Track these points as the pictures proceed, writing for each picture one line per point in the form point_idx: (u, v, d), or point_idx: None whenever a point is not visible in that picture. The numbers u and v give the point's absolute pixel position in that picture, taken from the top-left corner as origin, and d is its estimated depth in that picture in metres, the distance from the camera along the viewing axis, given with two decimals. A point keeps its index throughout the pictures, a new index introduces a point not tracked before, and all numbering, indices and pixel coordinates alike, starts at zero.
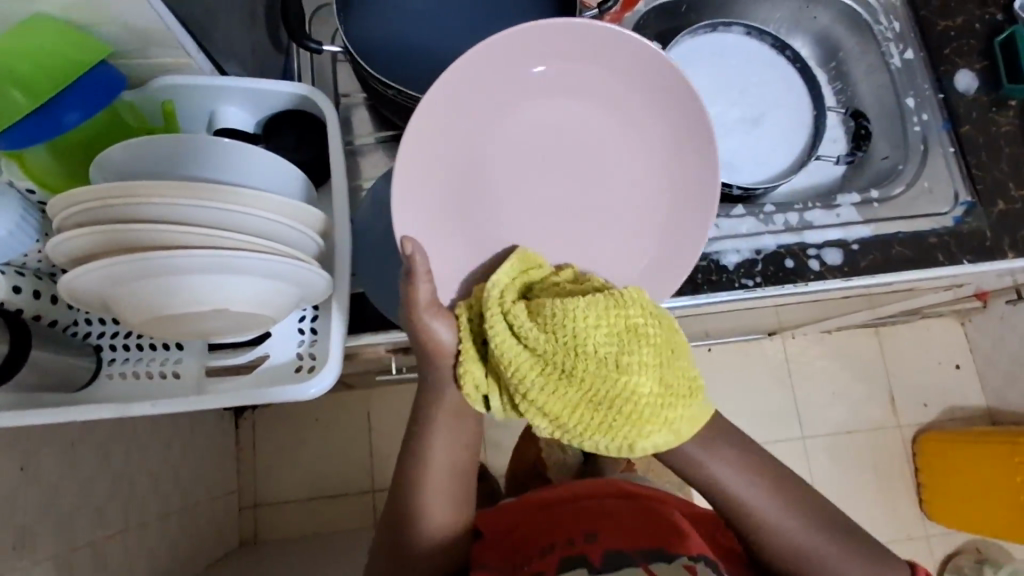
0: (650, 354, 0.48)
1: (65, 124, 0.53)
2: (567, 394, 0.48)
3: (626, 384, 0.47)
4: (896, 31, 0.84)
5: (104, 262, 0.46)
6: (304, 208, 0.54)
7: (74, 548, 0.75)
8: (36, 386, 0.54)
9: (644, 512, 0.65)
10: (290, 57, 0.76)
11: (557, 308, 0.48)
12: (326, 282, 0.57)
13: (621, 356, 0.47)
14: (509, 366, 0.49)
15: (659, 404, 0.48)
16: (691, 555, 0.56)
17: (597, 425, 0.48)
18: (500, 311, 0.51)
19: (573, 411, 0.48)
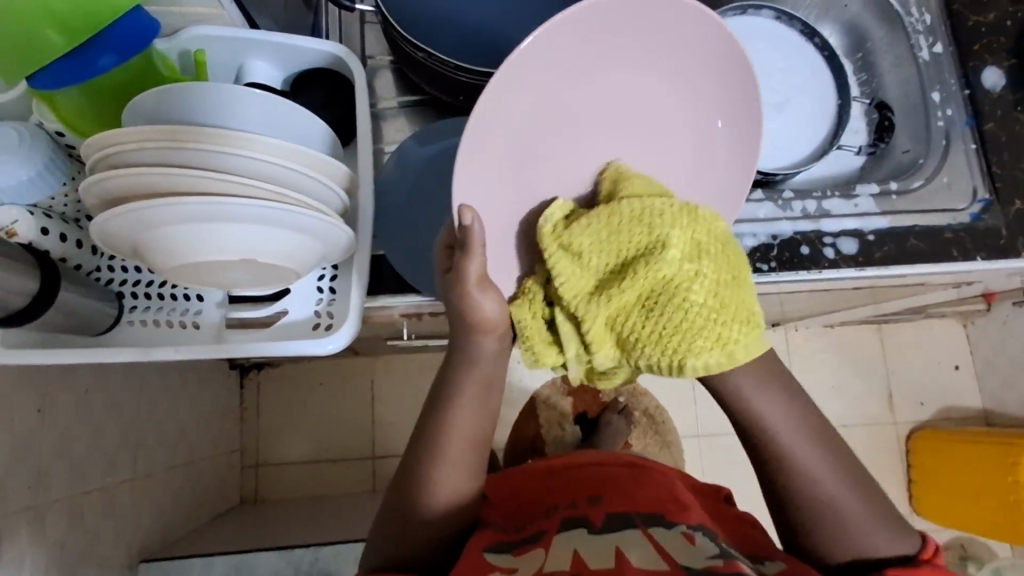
0: (711, 267, 0.48)
1: (99, 69, 0.54)
2: (626, 303, 0.48)
3: (686, 293, 0.47)
4: (926, 23, 0.83)
5: (133, 205, 0.47)
6: (331, 162, 0.55)
7: (85, 492, 0.77)
8: (61, 326, 0.55)
9: (646, 482, 0.67)
10: (318, 15, 0.74)
11: (633, 208, 0.50)
12: (349, 237, 0.57)
13: (683, 264, 0.48)
14: (574, 258, 0.50)
15: (711, 317, 0.47)
16: (690, 524, 0.57)
17: (647, 329, 0.48)
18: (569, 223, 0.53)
19: (632, 321, 0.48)
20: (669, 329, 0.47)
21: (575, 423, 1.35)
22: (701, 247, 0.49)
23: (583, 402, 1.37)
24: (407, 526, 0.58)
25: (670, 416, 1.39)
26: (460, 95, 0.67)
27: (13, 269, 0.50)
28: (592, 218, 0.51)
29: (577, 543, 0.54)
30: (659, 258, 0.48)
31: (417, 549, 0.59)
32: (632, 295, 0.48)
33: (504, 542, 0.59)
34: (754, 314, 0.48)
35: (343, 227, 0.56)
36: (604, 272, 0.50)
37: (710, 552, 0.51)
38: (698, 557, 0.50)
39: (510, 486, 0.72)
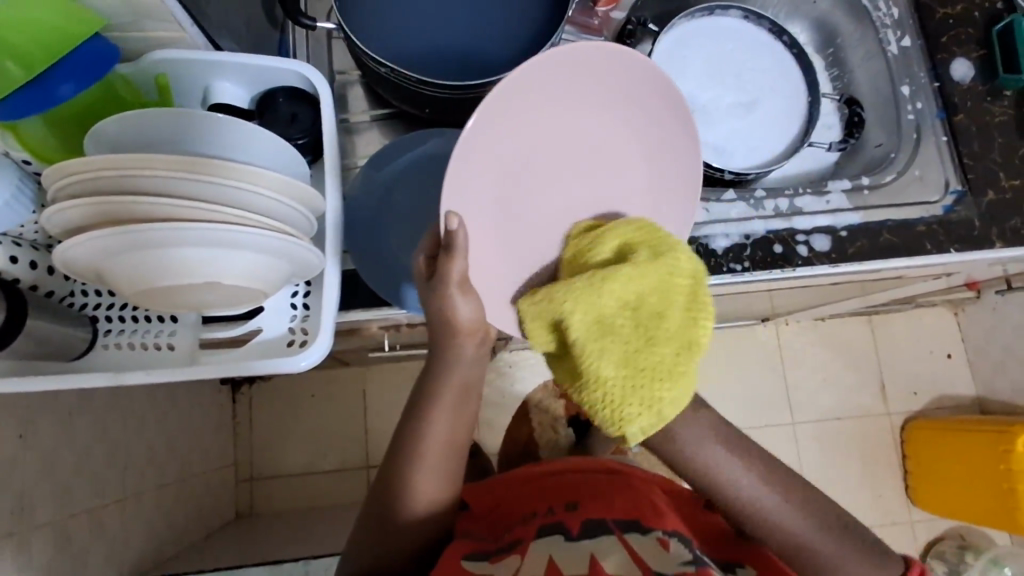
0: (636, 333, 0.47)
1: (59, 96, 0.54)
2: (650, 317, 0.48)
3: (618, 371, 0.46)
4: (894, 17, 0.83)
5: (99, 231, 0.47)
6: (300, 184, 0.55)
7: (72, 515, 0.77)
8: (34, 354, 0.55)
9: (623, 488, 0.68)
10: (285, 34, 0.75)
11: (655, 350, 0.46)
12: (321, 258, 0.58)
13: (645, 300, 0.48)
14: (590, 366, 0.47)
15: (642, 384, 0.45)
16: (666, 530, 0.59)
17: (612, 400, 0.46)
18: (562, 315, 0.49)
19: (634, 337, 0.47)
20: (687, 343, 0.47)
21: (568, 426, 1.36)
22: (655, 249, 0.51)
23: None
24: (387, 528, 0.60)
25: None
26: (427, 108, 0.67)
27: None
28: (606, 329, 0.48)
29: (552, 551, 0.56)
30: (610, 288, 0.49)
31: (400, 547, 0.61)
32: (628, 337, 0.47)
33: (481, 551, 0.60)
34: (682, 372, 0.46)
35: (313, 247, 0.57)
36: (615, 325, 0.48)
37: (682, 559, 0.54)
38: (671, 564, 0.53)
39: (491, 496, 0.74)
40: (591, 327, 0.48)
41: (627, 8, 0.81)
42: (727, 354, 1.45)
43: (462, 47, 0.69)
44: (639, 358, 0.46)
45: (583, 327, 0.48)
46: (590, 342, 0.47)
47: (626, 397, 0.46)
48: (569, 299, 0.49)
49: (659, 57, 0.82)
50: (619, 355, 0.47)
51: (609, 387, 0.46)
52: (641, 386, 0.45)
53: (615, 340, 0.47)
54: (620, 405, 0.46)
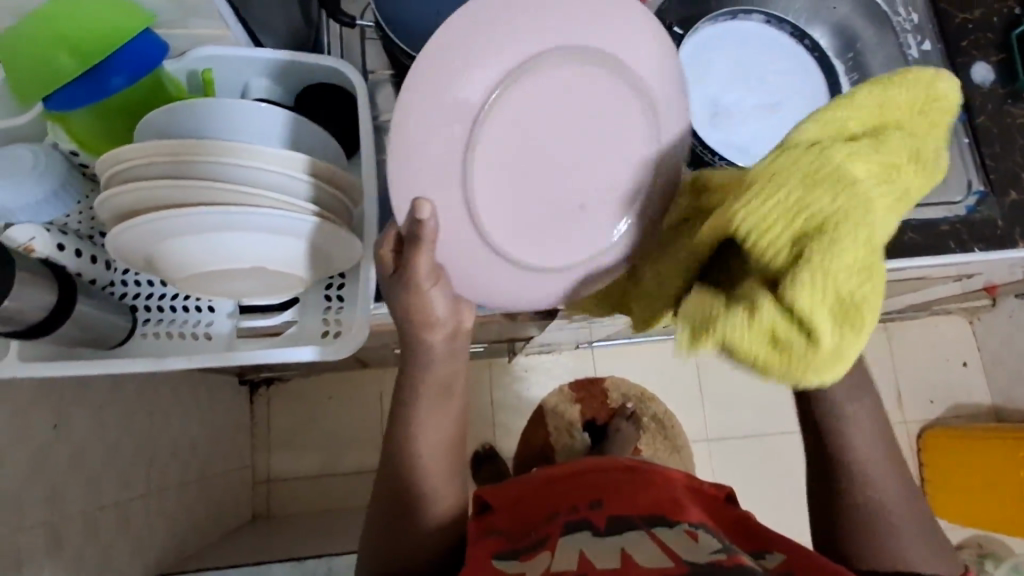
0: (803, 235, 0.38)
1: (110, 88, 0.56)
2: (836, 254, 0.37)
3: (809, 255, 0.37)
4: (914, 22, 0.85)
5: (143, 218, 0.48)
6: (322, 164, 0.53)
7: (101, 507, 0.78)
8: (77, 339, 0.56)
9: (647, 486, 0.68)
10: (320, 33, 0.76)
11: (833, 222, 0.38)
12: (348, 239, 0.57)
13: (837, 283, 0.37)
14: (811, 292, 0.37)
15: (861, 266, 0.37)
16: (691, 522, 0.59)
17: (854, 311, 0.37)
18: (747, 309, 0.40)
19: (835, 320, 0.38)
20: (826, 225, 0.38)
21: (584, 430, 1.36)
22: (809, 173, 0.39)
23: (592, 408, 1.37)
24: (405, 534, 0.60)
25: (679, 420, 1.38)
26: None
27: (34, 286, 0.51)
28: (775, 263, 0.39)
29: (581, 545, 0.56)
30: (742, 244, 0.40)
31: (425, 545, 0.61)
32: (804, 250, 0.38)
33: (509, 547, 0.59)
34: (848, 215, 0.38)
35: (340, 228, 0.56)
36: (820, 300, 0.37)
37: (711, 547, 0.53)
38: (702, 553, 0.52)
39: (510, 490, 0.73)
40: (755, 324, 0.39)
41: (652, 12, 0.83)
42: None
43: None
44: (845, 319, 0.37)
45: (789, 337, 0.39)
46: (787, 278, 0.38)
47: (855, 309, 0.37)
48: (759, 325, 0.39)
49: (683, 59, 0.84)
50: (825, 309, 0.37)
51: (828, 368, 0.39)
52: (847, 341, 0.38)
53: (755, 283, 0.38)
54: (844, 363, 0.39)
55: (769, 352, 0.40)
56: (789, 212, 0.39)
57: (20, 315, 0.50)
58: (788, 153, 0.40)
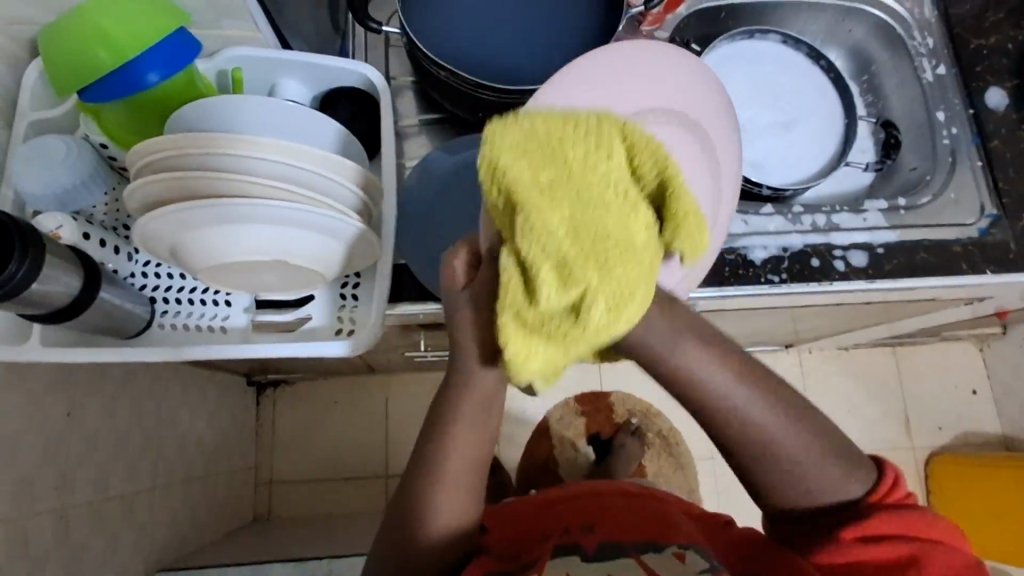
0: (565, 201, 0.34)
1: (145, 84, 0.57)
2: (560, 294, 0.34)
3: (611, 259, 0.35)
4: (929, 46, 0.86)
5: (171, 207, 0.49)
6: (307, 149, 0.52)
7: (107, 498, 0.78)
8: (97, 326, 0.57)
9: (643, 509, 0.68)
10: (346, 39, 0.78)
11: (550, 171, 0.34)
12: (350, 224, 0.55)
13: (599, 286, 0.35)
14: (585, 292, 0.34)
15: (616, 248, 0.35)
16: (681, 544, 0.59)
17: (600, 281, 0.34)
18: (557, 278, 0.34)
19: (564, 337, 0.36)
20: (569, 194, 0.34)
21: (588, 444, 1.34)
22: (518, 223, 0.34)
23: (596, 422, 1.35)
24: (405, 549, 0.56)
25: (684, 439, 1.35)
26: (479, 112, 0.70)
27: (62, 271, 0.52)
28: (533, 235, 0.34)
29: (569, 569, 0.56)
30: (563, 221, 0.34)
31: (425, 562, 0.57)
32: (604, 231, 0.35)
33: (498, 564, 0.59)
34: (593, 187, 0.34)
35: (338, 213, 0.55)
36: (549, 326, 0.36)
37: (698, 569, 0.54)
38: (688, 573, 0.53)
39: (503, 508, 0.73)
40: (596, 263, 0.34)
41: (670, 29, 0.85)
42: None
43: (516, 54, 0.72)
44: (582, 328, 0.35)
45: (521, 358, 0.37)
46: (559, 237, 0.34)
47: (620, 306, 0.35)
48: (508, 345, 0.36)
49: None
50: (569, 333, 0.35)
51: (629, 303, 0.36)
52: (624, 307, 0.35)
53: (606, 263, 0.34)
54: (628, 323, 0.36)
55: (548, 300, 0.34)
56: (539, 167, 0.34)
57: (47, 299, 0.51)
58: (527, 122, 0.34)
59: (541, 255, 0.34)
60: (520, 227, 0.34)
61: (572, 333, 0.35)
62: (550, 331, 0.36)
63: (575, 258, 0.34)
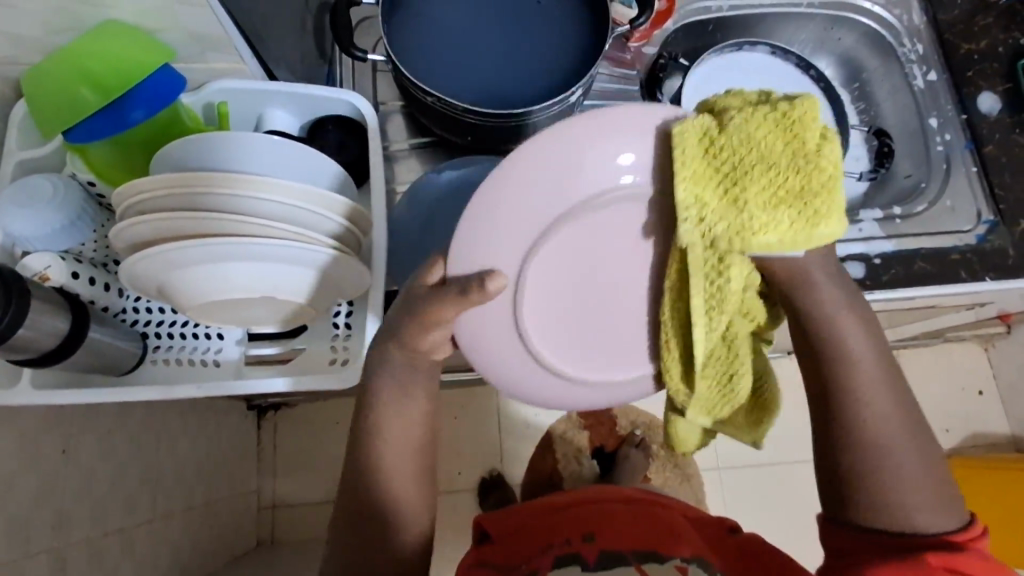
0: (779, 216, 0.44)
1: (130, 122, 0.57)
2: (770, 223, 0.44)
3: (793, 145, 0.43)
4: (919, 53, 0.86)
5: (157, 249, 0.49)
6: (272, 180, 0.51)
7: (107, 533, 0.77)
8: (87, 367, 0.57)
9: (647, 513, 0.64)
10: (333, 66, 0.78)
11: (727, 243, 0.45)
12: (324, 252, 0.54)
13: (783, 216, 0.43)
14: (788, 207, 0.43)
15: (796, 160, 0.43)
16: (684, 556, 0.56)
17: (807, 176, 0.43)
18: (805, 194, 0.43)
19: (791, 215, 0.43)
20: (753, 210, 0.44)
21: (592, 456, 1.32)
22: (713, 213, 0.45)
23: (600, 435, 1.34)
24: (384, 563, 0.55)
25: None
26: (468, 135, 0.69)
27: (49, 315, 0.52)
28: (766, 244, 0.44)
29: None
30: (742, 204, 0.44)
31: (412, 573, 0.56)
32: (761, 215, 0.44)
33: None
34: (733, 210, 0.44)
35: (309, 242, 0.53)
36: (720, 170, 0.44)
37: None
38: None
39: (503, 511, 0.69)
40: (755, 176, 0.43)
41: (658, 43, 0.85)
42: None
43: (503, 77, 0.71)
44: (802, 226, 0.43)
45: (743, 236, 0.44)
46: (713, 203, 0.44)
47: (820, 159, 0.42)
48: (722, 237, 0.45)
49: (690, 89, 0.86)
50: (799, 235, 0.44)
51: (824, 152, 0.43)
52: (822, 222, 0.43)
53: (777, 164, 0.43)
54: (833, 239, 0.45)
55: (779, 214, 0.44)
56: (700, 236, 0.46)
57: (36, 343, 0.51)
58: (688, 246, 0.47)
59: (796, 203, 0.43)
60: (730, 231, 0.44)
61: (788, 172, 0.43)
62: (811, 183, 0.43)
63: (736, 217, 0.44)
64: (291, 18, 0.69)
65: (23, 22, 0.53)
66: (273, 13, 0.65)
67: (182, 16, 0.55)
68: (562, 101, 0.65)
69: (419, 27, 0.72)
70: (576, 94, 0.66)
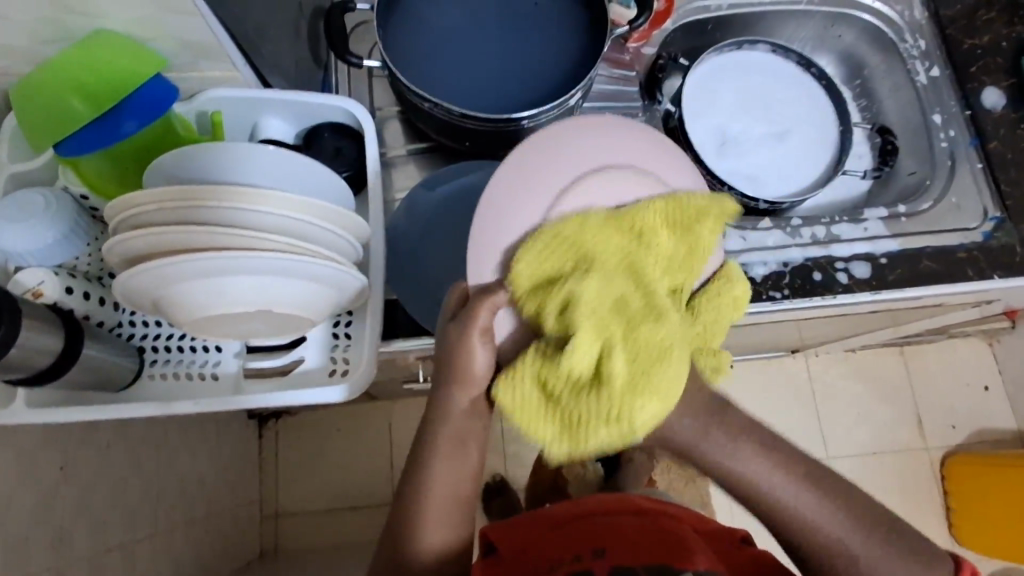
0: (580, 405, 0.44)
1: (123, 132, 0.56)
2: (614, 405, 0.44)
3: (630, 415, 0.43)
4: (921, 49, 0.85)
5: (151, 265, 0.48)
6: (269, 192, 0.50)
7: (107, 549, 0.76)
8: (83, 383, 0.56)
9: (656, 526, 0.63)
10: (329, 72, 0.77)
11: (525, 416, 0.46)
12: (331, 267, 0.54)
13: (590, 411, 0.44)
14: (583, 410, 0.44)
15: (617, 400, 0.43)
16: (697, 571, 0.56)
17: (612, 415, 0.44)
18: (583, 417, 0.44)
19: (607, 423, 0.44)
20: (575, 391, 0.45)
21: (596, 460, 1.31)
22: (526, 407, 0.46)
23: None
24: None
25: None
26: (467, 140, 0.68)
27: (41, 331, 0.51)
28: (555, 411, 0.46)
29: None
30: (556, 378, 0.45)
31: None
32: (581, 401, 0.44)
33: None
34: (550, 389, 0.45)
35: (307, 254, 0.52)
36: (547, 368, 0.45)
37: None
38: None
39: (513, 518, 0.68)
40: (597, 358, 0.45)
41: (658, 43, 0.84)
42: (755, 386, 1.42)
43: (500, 80, 0.70)
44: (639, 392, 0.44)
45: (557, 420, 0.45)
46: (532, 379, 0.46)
47: (648, 386, 0.44)
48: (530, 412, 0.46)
49: (689, 90, 0.85)
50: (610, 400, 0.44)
51: (650, 390, 0.44)
52: (647, 392, 0.43)
53: (604, 390, 0.44)
54: (661, 412, 0.44)
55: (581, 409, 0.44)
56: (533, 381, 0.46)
57: (29, 361, 0.50)
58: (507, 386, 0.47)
59: (590, 400, 0.44)
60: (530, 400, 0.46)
61: (598, 406, 0.44)
62: (579, 422, 0.44)
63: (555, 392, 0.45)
64: (286, 25, 0.68)
65: (11, 33, 0.52)
66: (266, 20, 0.64)
67: (174, 25, 0.54)
68: (561, 104, 0.64)
69: (414, 31, 0.71)
70: (575, 97, 0.65)
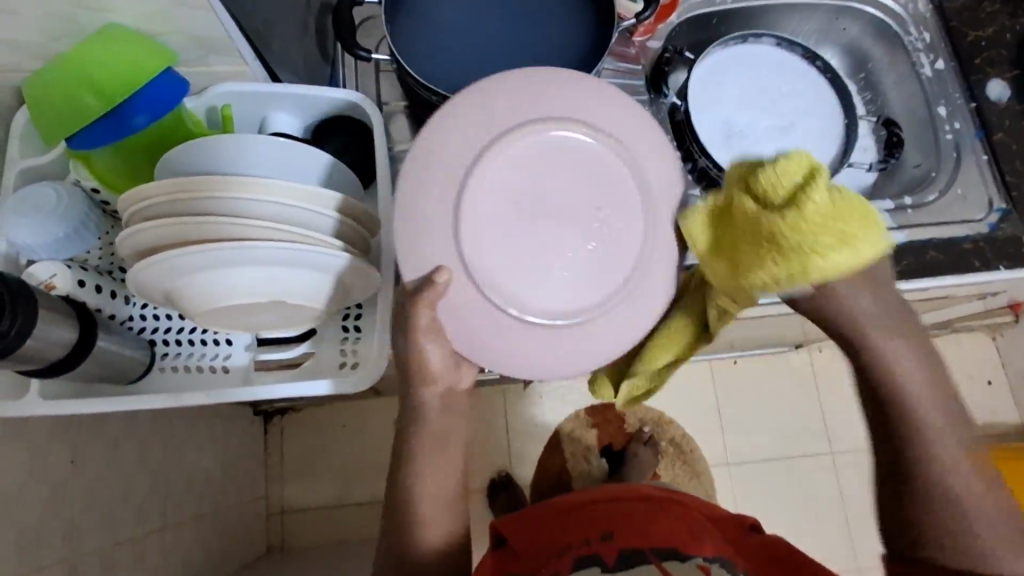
0: (777, 267, 0.44)
1: (133, 127, 0.56)
2: (828, 244, 0.43)
3: (818, 255, 0.43)
4: (926, 41, 0.85)
5: (163, 257, 0.48)
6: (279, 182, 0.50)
7: (118, 543, 0.76)
8: (96, 376, 0.56)
9: (666, 512, 0.64)
10: (336, 67, 0.78)
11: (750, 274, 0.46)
12: (323, 253, 0.52)
13: (808, 258, 0.43)
14: (777, 258, 0.44)
15: (825, 236, 0.43)
16: (705, 556, 0.57)
17: (806, 260, 0.43)
18: (799, 265, 0.43)
19: (789, 269, 0.44)
20: (773, 248, 0.44)
21: (600, 455, 1.31)
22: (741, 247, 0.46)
23: (608, 434, 1.33)
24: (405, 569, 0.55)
25: (698, 445, 1.33)
26: None
27: (57, 323, 0.51)
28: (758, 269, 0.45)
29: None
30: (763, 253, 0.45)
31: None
32: (774, 262, 0.44)
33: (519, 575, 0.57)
34: (762, 249, 0.45)
35: (318, 244, 0.52)
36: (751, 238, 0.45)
37: None
38: None
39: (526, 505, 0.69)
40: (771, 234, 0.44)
41: (663, 37, 0.85)
42: None
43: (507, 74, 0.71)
44: (846, 237, 0.43)
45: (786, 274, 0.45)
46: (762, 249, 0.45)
47: (851, 235, 0.43)
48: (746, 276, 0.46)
49: (695, 83, 0.85)
50: (821, 233, 0.43)
51: (851, 240, 0.43)
52: (848, 221, 0.43)
53: (799, 238, 0.43)
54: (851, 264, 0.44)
55: (773, 258, 0.44)
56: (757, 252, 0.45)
57: (44, 353, 0.50)
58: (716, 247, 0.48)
59: (786, 247, 0.44)
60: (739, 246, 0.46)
61: (818, 250, 0.43)
62: (780, 267, 0.44)
63: (759, 260, 0.45)
64: (294, 20, 0.68)
65: (24, 28, 0.52)
66: (274, 14, 0.64)
67: (185, 19, 0.54)
68: None
69: (421, 26, 0.71)
70: None
